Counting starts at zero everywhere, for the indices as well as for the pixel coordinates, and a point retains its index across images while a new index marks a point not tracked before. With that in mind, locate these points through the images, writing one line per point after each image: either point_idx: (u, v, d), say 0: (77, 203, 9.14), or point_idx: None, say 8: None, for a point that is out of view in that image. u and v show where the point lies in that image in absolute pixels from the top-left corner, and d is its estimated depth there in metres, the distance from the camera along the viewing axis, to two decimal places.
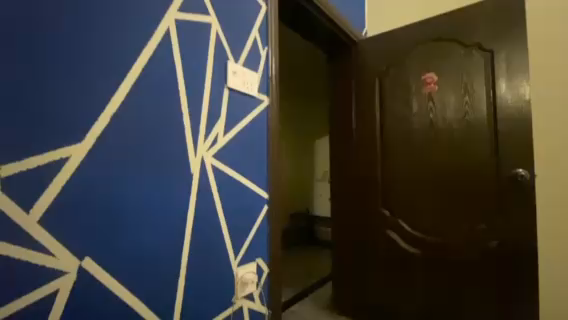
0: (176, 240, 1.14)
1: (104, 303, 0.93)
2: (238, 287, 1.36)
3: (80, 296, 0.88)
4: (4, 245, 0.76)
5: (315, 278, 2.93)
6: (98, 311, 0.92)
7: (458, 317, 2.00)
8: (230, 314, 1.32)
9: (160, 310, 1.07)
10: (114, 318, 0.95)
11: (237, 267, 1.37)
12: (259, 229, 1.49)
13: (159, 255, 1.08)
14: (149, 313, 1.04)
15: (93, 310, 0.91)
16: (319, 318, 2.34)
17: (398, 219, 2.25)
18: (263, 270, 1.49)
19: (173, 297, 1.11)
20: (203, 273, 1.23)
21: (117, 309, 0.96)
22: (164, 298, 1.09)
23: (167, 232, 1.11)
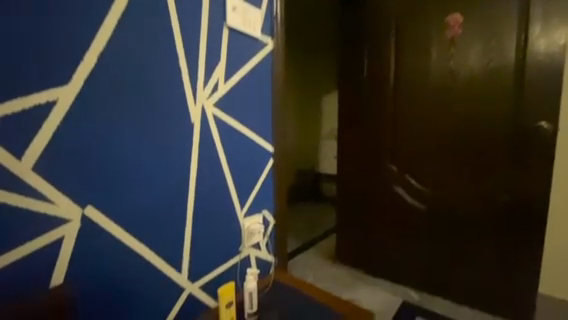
0: (180, 191, 1.12)
1: (111, 249, 0.96)
2: (245, 237, 1.38)
3: (86, 242, 0.91)
4: (2, 192, 0.77)
5: (319, 232, 2.99)
6: (106, 255, 0.95)
7: (457, 266, 2.08)
8: (238, 262, 1.36)
9: (168, 256, 1.10)
10: (123, 263, 0.99)
11: (243, 218, 1.38)
12: (265, 183, 1.45)
13: (164, 205, 1.07)
14: (158, 259, 1.07)
15: (100, 255, 0.94)
16: (322, 267, 2.46)
17: (406, 175, 2.20)
18: (269, 222, 1.49)
19: (180, 244, 1.13)
20: (209, 223, 1.23)
21: (125, 255, 0.99)
22: (171, 246, 1.10)
23: (170, 184, 1.09)
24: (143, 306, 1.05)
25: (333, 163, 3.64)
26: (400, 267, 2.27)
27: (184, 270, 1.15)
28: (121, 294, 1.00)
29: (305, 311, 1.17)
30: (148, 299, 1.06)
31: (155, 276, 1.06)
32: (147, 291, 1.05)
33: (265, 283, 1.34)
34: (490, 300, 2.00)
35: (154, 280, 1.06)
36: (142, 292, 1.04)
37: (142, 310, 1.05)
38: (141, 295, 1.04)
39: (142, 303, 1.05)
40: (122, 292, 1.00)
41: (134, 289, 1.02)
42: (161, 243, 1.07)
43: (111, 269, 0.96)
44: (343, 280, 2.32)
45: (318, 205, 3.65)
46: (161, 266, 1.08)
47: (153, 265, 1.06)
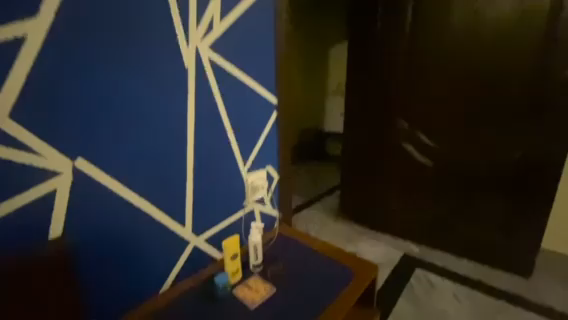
0: (178, 144, 1.05)
1: (110, 204, 0.94)
2: (249, 192, 1.35)
3: (81, 195, 0.88)
4: None
5: (324, 188, 3.00)
6: (105, 210, 0.93)
7: (460, 221, 2.09)
8: (242, 217, 1.34)
9: (170, 210, 1.08)
10: (123, 217, 0.98)
11: (247, 174, 1.33)
12: (268, 137, 1.38)
13: (161, 159, 1.02)
14: (159, 213, 1.05)
15: (97, 208, 0.91)
16: (326, 222, 2.50)
17: (416, 130, 2.09)
18: (273, 177, 1.45)
19: (182, 199, 1.10)
20: (211, 178, 1.18)
21: (124, 210, 0.97)
22: (172, 201, 1.08)
23: (166, 136, 1.02)
24: (147, 259, 1.05)
25: (338, 119, 3.52)
26: (403, 222, 2.28)
27: (188, 225, 1.14)
28: (124, 248, 0.99)
29: (310, 266, 1.18)
30: (152, 252, 1.06)
31: (157, 229, 1.06)
32: (150, 244, 1.05)
33: (268, 237, 1.33)
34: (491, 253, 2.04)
35: (157, 233, 1.06)
36: (145, 245, 1.04)
37: (146, 264, 1.05)
38: (144, 248, 1.04)
39: (146, 256, 1.05)
40: (124, 246, 0.99)
41: (137, 242, 1.02)
42: (161, 197, 1.05)
43: (110, 222, 0.95)
44: (346, 235, 2.36)
45: (321, 163, 3.52)
46: (163, 219, 1.07)
47: (154, 218, 1.04)
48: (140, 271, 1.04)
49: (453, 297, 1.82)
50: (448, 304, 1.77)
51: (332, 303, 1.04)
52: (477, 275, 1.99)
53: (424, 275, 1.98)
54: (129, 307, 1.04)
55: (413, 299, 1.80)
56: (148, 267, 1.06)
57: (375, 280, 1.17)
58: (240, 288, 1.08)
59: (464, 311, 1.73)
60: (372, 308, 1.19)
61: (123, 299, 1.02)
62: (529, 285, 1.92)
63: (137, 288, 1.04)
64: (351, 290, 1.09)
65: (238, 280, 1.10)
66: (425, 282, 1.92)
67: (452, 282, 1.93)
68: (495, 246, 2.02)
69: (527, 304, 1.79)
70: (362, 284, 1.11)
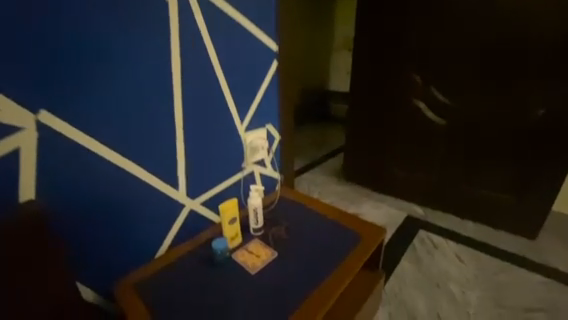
0: (161, 100, 0.96)
1: (89, 164, 0.87)
2: (248, 153, 1.25)
3: (58, 155, 0.82)
4: None
5: (327, 150, 2.89)
6: (83, 170, 0.87)
7: (470, 185, 2.00)
8: (241, 179, 1.25)
9: (159, 172, 1.01)
10: (107, 178, 0.92)
11: (244, 133, 1.22)
12: (268, 91, 1.25)
13: (142, 116, 0.93)
14: (147, 175, 0.99)
15: (77, 168, 0.86)
16: (329, 184, 2.43)
17: (430, 86, 1.91)
18: (274, 138, 1.34)
19: (173, 160, 1.03)
20: (206, 137, 1.10)
21: (107, 171, 0.91)
22: (162, 162, 1.01)
23: (145, 89, 0.92)
24: (137, 223, 1.01)
25: (344, 77, 3.25)
26: (409, 184, 2.19)
27: (182, 188, 1.07)
28: (111, 211, 0.95)
29: (313, 230, 1.11)
30: (142, 216, 1.01)
31: (146, 192, 1.00)
32: (140, 208, 1.00)
33: (270, 199, 1.25)
34: (498, 215, 1.97)
35: (146, 196, 1.01)
36: (134, 208, 0.99)
37: (137, 228, 1.01)
38: (133, 211, 0.99)
39: (135, 220, 1.00)
40: (111, 209, 0.95)
41: (125, 205, 0.97)
42: (149, 157, 0.98)
43: (93, 184, 0.89)
44: (349, 196, 2.31)
45: (325, 126, 3.31)
46: (151, 182, 1.00)
47: (143, 180, 0.98)
48: (129, 235, 1.00)
49: (455, 258, 1.77)
50: (451, 264, 1.73)
51: (336, 268, 0.99)
52: (481, 237, 1.93)
53: (427, 237, 1.92)
54: (122, 270, 1.02)
55: (415, 259, 1.75)
56: (139, 232, 1.02)
57: (384, 242, 1.12)
58: (240, 252, 1.02)
59: (466, 270, 1.69)
60: (377, 271, 1.16)
61: (114, 263, 1.00)
62: (534, 246, 1.87)
63: (128, 252, 1.02)
64: (357, 255, 1.03)
65: (238, 244, 1.04)
66: (429, 244, 1.86)
67: (456, 243, 1.87)
68: (503, 208, 1.95)
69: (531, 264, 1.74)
70: (369, 249, 1.06)
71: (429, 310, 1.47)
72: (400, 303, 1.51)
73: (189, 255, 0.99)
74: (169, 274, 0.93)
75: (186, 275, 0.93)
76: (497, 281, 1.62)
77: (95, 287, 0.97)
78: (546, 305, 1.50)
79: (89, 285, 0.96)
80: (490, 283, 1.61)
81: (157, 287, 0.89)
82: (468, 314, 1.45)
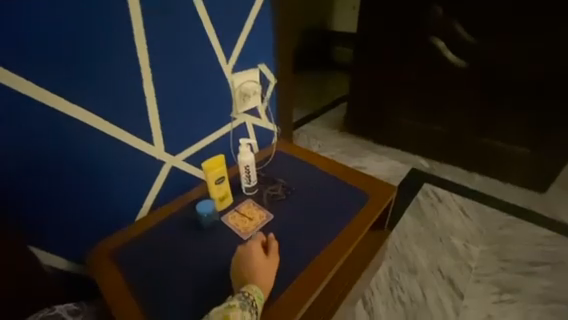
0: (113, 27, 0.74)
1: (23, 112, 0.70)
2: (238, 98, 1.06)
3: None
4: None
5: (328, 99, 2.64)
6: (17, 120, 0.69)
7: (483, 136, 1.84)
8: (230, 132, 1.09)
9: (124, 122, 0.84)
10: (52, 130, 0.75)
11: (231, 75, 1.03)
12: (259, 21, 1.03)
13: (87, 46, 0.72)
14: (107, 126, 0.82)
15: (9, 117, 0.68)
16: (329, 137, 2.25)
17: (453, 20, 1.63)
18: (268, 80, 1.14)
19: (143, 107, 0.86)
20: (183, 79, 0.92)
21: (51, 121, 0.74)
22: (126, 110, 0.84)
23: (85, 12, 0.69)
24: (104, 183, 0.87)
25: (351, 14, 2.82)
26: (416, 136, 2.02)
27: (158, 142, 0.92)
28: (65, 169, 0.80)
29: (312, 186, 1.01)
30: (108, 174, 0.87)
31: (108, 147, 0.84)
32: (105, 165, 0.85)
33: (265, 155, 1.12)
34: (508, 168, 1.85)
35: (110, 152, 0.85)
36: (95, 165, 0.84)
37: (104, 188, 0.88)
38: (95, 170, 0.84)
39: (101, 179, 0.86)
40: (66, 166, 0.80)
41: (84, 162, 0.82)
42: (108, 103, 0.80)
43: (37, 137, 0.73)
44: (352, 149, 2.15)
45: (327, 73, 2.98)
46: (115, 134, 0.84)
47: (103, 132, 0.82)
48: (96, 196, 0.87)
49: (460, 212, 1.69)
50: (455, 218, 1.66)
51: (340, 233, 0.89)
52: (488, 191, 1.84)
53: (431, 190, 1.82)
54: (92, 233, 0.91)
55: (418, 214, 1.67)
56: (107, 192, 0.89)
57: (392, 201, 1.01)
58: (231, 214, 0.90)
59: (470, 224, 1.62)
60: (382, 231, 1.07)
61: (81, 227, 0.88)
62: (543, 201, 1.79)
63: (97, 216, 0.90)
64: (363, 217, 0.92)
65: (228, 205, 0.92)
66: (433, 197, 1.77)
67: (461, 197, 1.78)
68: (515, 162, 1.82)
69: (538, 219, 1.67)
70: (377, 210, 0.94)
71: (430, 264, 1.42)
72: (401, 258, 1.45)
73: (173, 217, 0.88)
74: (151, 239, 0.83)
75: (169, 241, 0.83)
76: (502, 235, 1.57)
77: (61, 252, 0.88)
78: (551, 259, 1.46)
79: (52, 249, 0.86)
80: (494, 237, 1.56)
81: (138, 255, 0.79)
82: (469, 268, 1.41)
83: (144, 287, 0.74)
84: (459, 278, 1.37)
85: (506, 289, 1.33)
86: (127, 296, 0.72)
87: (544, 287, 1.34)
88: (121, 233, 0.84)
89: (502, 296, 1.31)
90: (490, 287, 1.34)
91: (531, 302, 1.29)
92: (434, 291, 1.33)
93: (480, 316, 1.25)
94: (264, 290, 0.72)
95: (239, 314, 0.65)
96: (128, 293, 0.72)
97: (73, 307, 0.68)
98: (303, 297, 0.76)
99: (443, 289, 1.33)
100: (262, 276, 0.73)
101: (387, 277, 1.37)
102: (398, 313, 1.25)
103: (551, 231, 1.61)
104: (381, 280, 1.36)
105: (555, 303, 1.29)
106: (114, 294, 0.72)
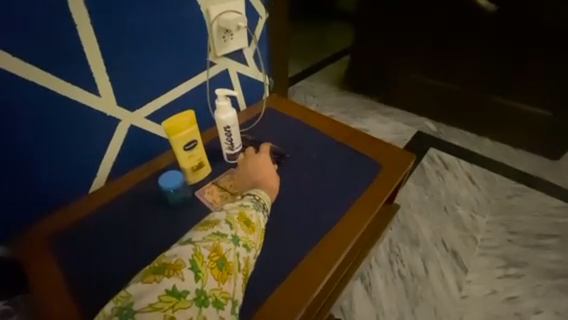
0: None
1: None
2: (216, 34, 0.82)
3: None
4: None
5: (329, 53, 2.32)
6: None
7: (502, 96, 1.63)
8: (207, 82, 0.86)
9: (52, 64, 0.62)
10: None
11: (205, 1, 0.78)
12: None
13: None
14: (16, 64, 0.58)
15: None
16: (328, 96, 2.00)
17: None
18: (256, 14, 0.89)
19: (77, 42, 0.63)
20: (134, 4, 0.67)
21: None
22: (42, 41, 0.59)
23: None
24: (30, 146, 0.64)
25: None
26: (426, 96, 1.80)
27: (106, 93, 0.70)
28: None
29: (309, 153, 0.83)
30: (40, 139, 0.65)
31: (22, 94, 0.60)
32: (33, 126, 0.63)
33: (254, 114, 0.92)
34: (526, 133, 1.66)
35: (33, 103, 0.62)
36: (18, 124, 0.62)
37: (31, 155, 0.65)
38: (20, 132, 0.62)
39: (22, 141, 0.63)
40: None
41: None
42: (9, 29, 0.55)
43: None
44: (353, 109, 1.92)
45: (327, 22, 2.60)
46: (34, 78, 0.60)
47: (9, 73, 0.58)
48: (23, 166, 0.65)
49: (467, 180, 1.55)
50: (461, 186, 1.52)
51: (346, 213, 0.72)
52: (498, 157, 1.67)
53: (437, 155, 1.66)
54: (26, 218, 0.70)
55: (423, 182, 1.52)
56: (37, 160, 0.66)
57: (407, 174, 0.84)
58: (208, 188, 0.72)
59: (478, 194, 1.50)
60: (390, 206, 0.92)
61: (11, 205, 0.67)
62: (557, 168, 1.63)
63: (34, 192, 0.69)
64: (372, 193, 0.76)
65: (203, 178, 0.74)
66: (438, 163, 1.62)
67: (469, 163, 1.63)
68: (537, 127, 1.61)
69: (549, 187, 1.54)
70: (389, 186, 0.77)
71: (434, 236, 1.32)
72: (402, 228, 1.34)
73: (134, 191, 0.70)
74: (105, 220, 0.66)
75: (126, 223, 0.65)
76: (511, 205, 1.45)
77: None
78: (561, 232, 1.36)
79: None
80: (502, 207, 1.44)
81: (83, 244, 0.62)
82: (475, 240, 1.32)
83: (90, 289, 0.57)
84: (464, 251, 1.28)
85: (512, 264, 1.25)
86: (68, 298, 0.56)
87: (552, 261, 1.27)
88: (62, 214, 0.66)
89: (508, 270, 1.23)
90: (495, 260, 1.26)
91: (537, 277, 1.22)
92: (435, 265, 1.24)
93: (484, 291, 1.18)
94: (271, 195, 0.69)
95: (254, 212, 0.60)
96: (67, 294, 0.56)
97: (2, 308, 0.60)
98: (300, 296, 0.61)
99: (446, 263, 1.25)
100: (272, 182, 0.70)
101: (387, 250, 1.27)
102: (397, 288, 1.18)
103: (561, 200, 1.49)
104: (381, 254, 1.26)
105: (562, 278, 1.22)
106: (52, 295, 0.56)
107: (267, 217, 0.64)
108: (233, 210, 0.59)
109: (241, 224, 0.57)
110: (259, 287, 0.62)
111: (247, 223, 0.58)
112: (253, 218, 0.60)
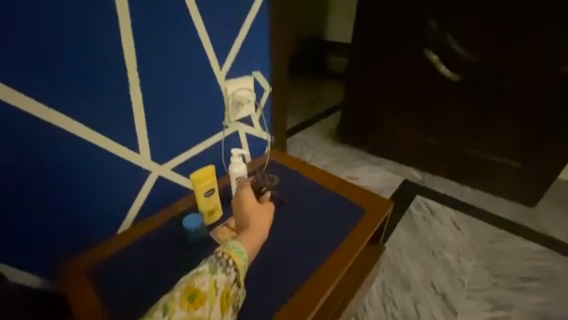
0: (106, 45, 0.73)
1: (45, 135, 0.71)
2: (231, 107, 1.04)
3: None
4: None
5: (322, 108, 2.62)
6: (40, 146, 0.72)
7: (475, 150, 1.84)
8: (222, 140, 1.07)
9: (122, 137, 0.84)
10: (64, 152, 0.75)
11: (224, 83, 1.01)
12: (255, 29, 1.02)
13: (60, 39, 0.66)
14: (106, 142, 0.81)
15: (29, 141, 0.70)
16: (322, 147, 2.22)
17: (447, 36, 1.64)
18: (263, 89, 1.13)
19: (136, 119, 0.84)
20: (176, 90, 0.90)
21: (61, 142, 0.74)
22: (118, 123, 0.81)
23: (99, 43, 0.72)
24: (90, 194, 0.83)
25: (346, 26, 2.78)
26: (408, 148, 2.02)
27: (144, 151, 0.89)
28: (50, 180, 0.76)
29: (309, 200, 0.98)
30: (105, 192, 0.86)
31: (80, 150, 0.78)
32: (104, 184, 0.85)
33: (258, 165, 1.10)
34: (500, 181, 1.84)
35: (109, 168, 0.84)
36: (96, 182, 0.83)
37: (98, 204, 0.86)
38: (96, 187, 0.84)
39: (96, 194, 0.85)
40: (46, 176, 0.75)
41: (74, 177, 0.79)
42: (107, 121, 0.79)
43: (52, 158, 0.74)
44: (345, 159, 2.12)
45: (322, 81, 2.95)
46: (113, 150, 0.83)
47: (98, 147, 0.80)
48: (88, 213, 0.85)
49: (453, 225, 1.68)
50: (447, 231, 1.64)
51: (335, 250, 0.86)
52: (479, 203, 1.83)
53: (423, 202, 1.81)
54: (67, 253, 0.86)
55: (411, 227, 1.65)
56: (96, 205, 0.86)
57: (388, 217, 0.99)
58: (220, 229, 0.85)
59: (463, 238, 1.61)
60: (377, 245, 1.09)
61: (64, 241, 0.84)
62: (533, 214, 1.77)
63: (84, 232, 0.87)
64: (358, 233, 0.90)
65: (218, 218, 0.88)
66: (425, 210, 1.76)
67: (452, 209, 1.77)
68: (509, 176, 1.81)
69: (529, 233, 1.66)
70: (372, 227, 0.92)
71: (424, 278, 1.40)
72: (394, 271, 1.42)
73: (159, 231, 0.83)
74: (133, 254, 0.77)
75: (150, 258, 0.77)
76: (494, 249, 1.56)
77: (35, 271, 0.82)
78: (542, 275, 1.46)
79: (25, 267, 0.80)
80: (486, 251, 1.55)
81: (113, 273, 0.73)
82: (462, 282, 1.40)
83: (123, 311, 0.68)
84: (453, 294, 1.35)
85: (498, 306, 1.33)
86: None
87: (536, 304, 1.35)
88: (99, 248, 0.78)
89: (495, 313, 1.31)
90: (482, 303, 1.34)
91: None
92: (426, 307, 1.31)
93: None
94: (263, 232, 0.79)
95: (203, 281, 0.65)
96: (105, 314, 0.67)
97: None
98: None
99: (436, 304, 1.31)
100: (262, 225, 0.79)
101: (380, 292, 1.34)
102: None
103: (540, 244, 1.61)
104: (374, 295, 1.33)
105: None
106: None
107: (233, 274, 0.68)
108: (177, 289, 0.64)
109: (181, 303, 0.62)
110: (264, 312, 0.75)
111: (189, 297, 0.63)
112: (201, 287, 0.64)
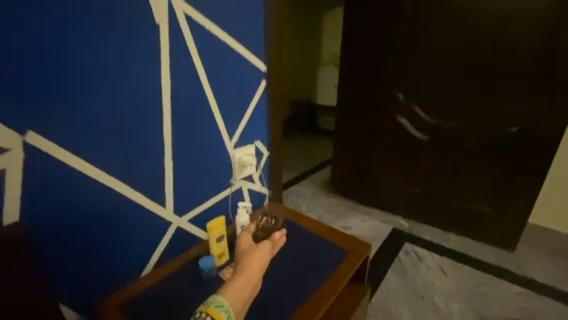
0: (158, 138, 1.08)
1: (121, 206, 1.06)
2: (237, 168, 1.32)
3: (28, 165, 0.86)
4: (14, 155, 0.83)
5: (315, 162, 2.92)
6: (116, 213, 1.06)
7: (453, 199, 2.04)
8: (229, 195, 1.33)
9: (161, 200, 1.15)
10: (130, 216, 1.09)
11: (233, 150, 1.30)
12: (256, 110, 1.32)
13: (130, 135, 1.02)
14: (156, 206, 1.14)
15: (110, 210, 1.04)
16: (315, 198, 2.44)
17: (413, 104, 1.97)
18: (262, 153, 1.40)
19: (171, 185, 1.16)
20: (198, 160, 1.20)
21: (128, 208, 1.08)
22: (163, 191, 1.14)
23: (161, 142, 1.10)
24: (137, 245, 1.14)
25: (332, 92, 3.25)
26: (394, 198, 2.21)
27: (168, 206, 1.17)
28: (118, 236, 1.08)
29: (302, 244, 1.18)
30: (144, 244, 1.15)
31: (127, 208, 1.07)
32: (146, 238, 1.15)
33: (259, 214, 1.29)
34: (479, 227, 2.01)
35: (152, 225, 1.15)
36: (143, 236, 1.14)
37: (140, 253, 1.15)
38: (142, 240, 1.14)
39: (141, 245, 1.14)
40: (115, 234, 1.07)
41: (131, 234, 1.11)
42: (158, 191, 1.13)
43: (123, 220, 1.08)
44: (336, 209, 2.32)
45: (314, 138, 3.31)
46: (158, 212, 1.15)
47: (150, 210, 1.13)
48: (131, 261, 1.14)
49: (440, 270, 1.81)
50: (435, 276, 1.78)
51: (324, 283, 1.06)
52: (463, 248, 1.97)
53: (411, 249, 1.95)
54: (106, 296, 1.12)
55: (401, 272, 1.79)
56: (138, 253, 1.15)
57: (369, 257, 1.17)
58: (227, 269, 1.04)
59: (449, 282, 1.75)
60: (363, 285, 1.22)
61: (108, 285, 1.11)
62: (514, 258, 1.91)
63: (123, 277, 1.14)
64: (343, 270, 1.09)
65: (225, 261, 1.07)
66: (413, 256, 1.89)
67: (438, 255, 1.91)
68: (486, 222, 1.99)
69: (509, 275, 1.80)
70: (354, 264, 1.11)
71: None
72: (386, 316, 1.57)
73: (178, 272, 1.00)
74: (159, 293, 0.93)
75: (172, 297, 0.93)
76: (479, 292, 1.70)
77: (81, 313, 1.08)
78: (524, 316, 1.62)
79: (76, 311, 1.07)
80: (471, 294, 1.69)
81: (146, 307, 0.90)
82: None
83: None
84: None
85: None
86: None
87: None
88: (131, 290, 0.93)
89: None
90: None
91: None
92: None
93: None
94: (256, 273, 0.93)
95: None
96: None
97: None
98: None
99: None
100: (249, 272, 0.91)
101: None
102: None
103: (520, 286, 1.75)
104: None
105: None
106: None
107: None
108: None
109: None
110: None
111: None
112: None
